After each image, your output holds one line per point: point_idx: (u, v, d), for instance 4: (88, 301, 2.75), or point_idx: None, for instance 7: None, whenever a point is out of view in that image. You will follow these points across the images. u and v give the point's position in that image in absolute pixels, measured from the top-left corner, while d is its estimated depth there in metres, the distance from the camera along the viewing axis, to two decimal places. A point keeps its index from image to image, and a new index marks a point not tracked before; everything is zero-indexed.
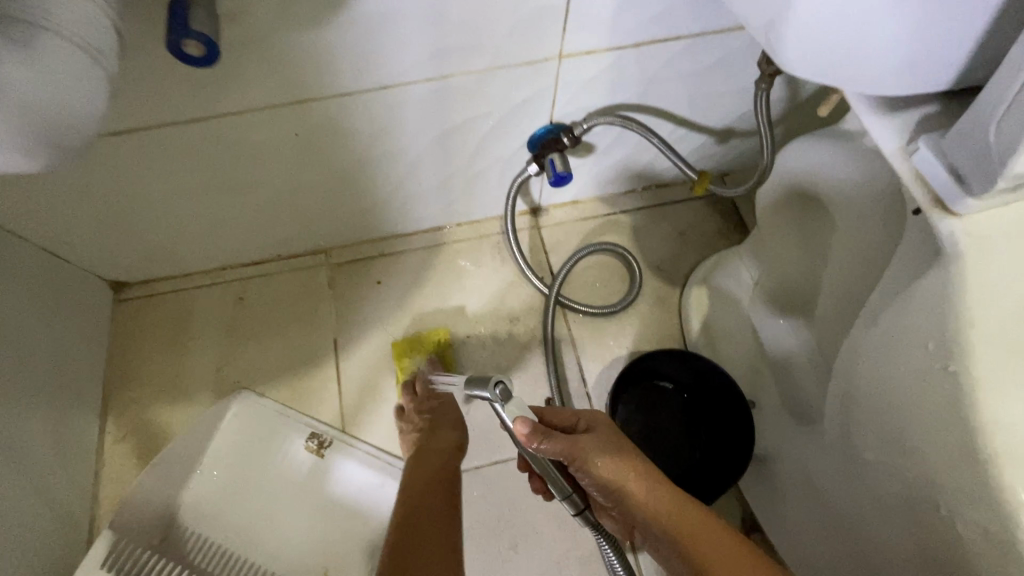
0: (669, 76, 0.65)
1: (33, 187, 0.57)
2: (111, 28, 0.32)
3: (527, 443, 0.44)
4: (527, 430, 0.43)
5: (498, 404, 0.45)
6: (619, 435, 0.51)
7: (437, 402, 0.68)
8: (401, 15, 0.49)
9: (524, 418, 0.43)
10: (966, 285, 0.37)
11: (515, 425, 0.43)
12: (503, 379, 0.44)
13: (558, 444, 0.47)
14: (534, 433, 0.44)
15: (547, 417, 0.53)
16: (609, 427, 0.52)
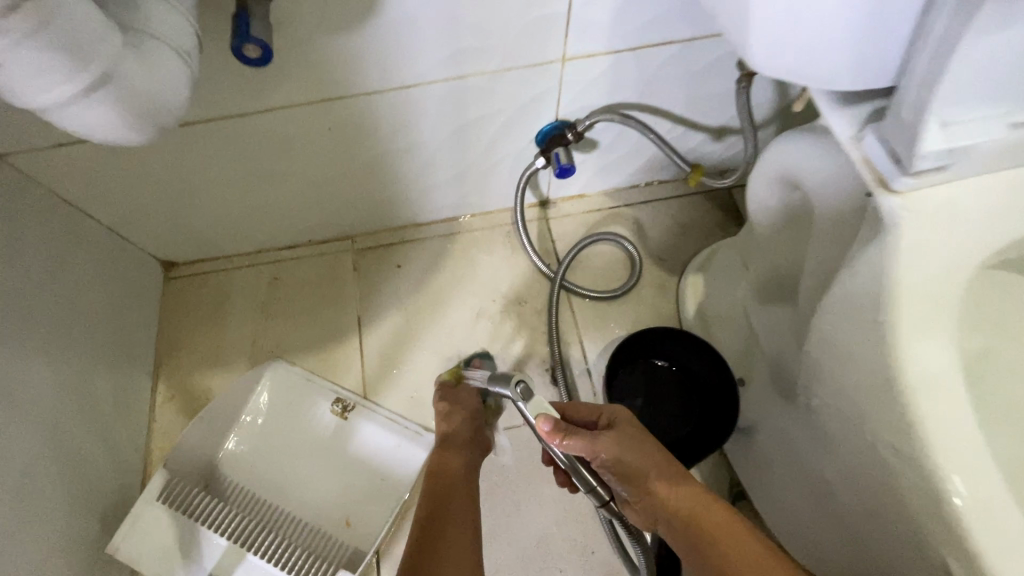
0: (664, 78, 0.71)
1: (107, 170, 0.66)
2: (192, 31, 0.38)
3: (549, 439, 0.47)
4: (549, 425, 0.46)
5: (520, 402, 0.49)
6: (641, 432, 0.53)
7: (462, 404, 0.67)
8: (423, 23, 0.57)
9: (546, 414, 0.47)
10: (901, 253, 0.40)
11: (537, 421, 0.47)
12: (523, 378, 0.49)
13: (578, 441, 0.49)
14: (555, 430, 0.47)
15: (569, 413, 0.57)
16: (630, 423, 0.54)
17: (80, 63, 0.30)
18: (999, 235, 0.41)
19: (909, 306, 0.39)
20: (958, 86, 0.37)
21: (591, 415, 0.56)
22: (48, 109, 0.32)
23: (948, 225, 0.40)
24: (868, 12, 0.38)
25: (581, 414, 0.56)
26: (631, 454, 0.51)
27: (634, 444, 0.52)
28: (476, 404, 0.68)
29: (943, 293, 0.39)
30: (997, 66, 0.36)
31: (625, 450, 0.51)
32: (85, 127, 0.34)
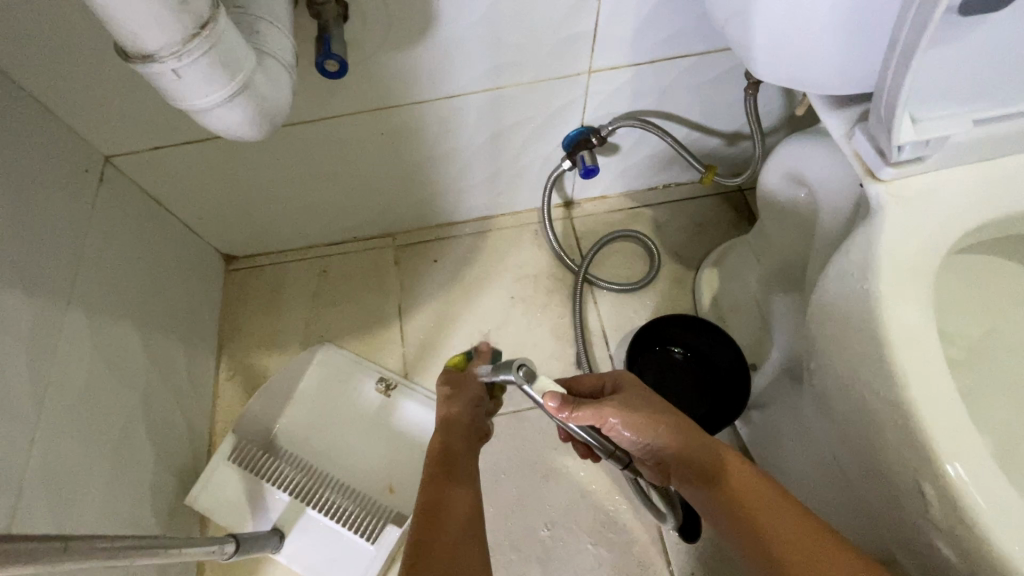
0: (680, 88, 0.78)
1: (190, 172, 0.76)
2: (290, 46, 0.47)
3: (557, 414, 0.50)
4: (555, 402, 0.50)
5: (525, 385, 0.52)
6: (644, 391, 0.56)
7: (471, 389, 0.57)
8: (468, 41, 0.65)
9: (551, 392, 0.50)
10: (886, 231, 0.47)
11: (545, 399, 0.50)
12: (522, 360, 0.52)
13: (588, 411, 0.52)
14: (561, 405, 0.50)
15: (574, 385, 0.60)
16: (634, 384, 0.57)
17: (229, 73, 0.39)
18: (975, 218, 0.47)
19: (895, 277, 0.45)
20: (929, 87, 0.44)
21: (595, 382, 0.60)
22: (199, 109, 0.41)
23: (928, 208, 0.47)
24: (851, 31, 0.45)
25: (585, 383, 0.60)
26: (644, 416, 0.53)
27: (643, 406, 0.54)
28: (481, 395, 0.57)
29: (926, 263, 0.45)
30: (962, 70, 0.43)
31: (634, 412, 0.53)
32: (224, 122, 0.43)
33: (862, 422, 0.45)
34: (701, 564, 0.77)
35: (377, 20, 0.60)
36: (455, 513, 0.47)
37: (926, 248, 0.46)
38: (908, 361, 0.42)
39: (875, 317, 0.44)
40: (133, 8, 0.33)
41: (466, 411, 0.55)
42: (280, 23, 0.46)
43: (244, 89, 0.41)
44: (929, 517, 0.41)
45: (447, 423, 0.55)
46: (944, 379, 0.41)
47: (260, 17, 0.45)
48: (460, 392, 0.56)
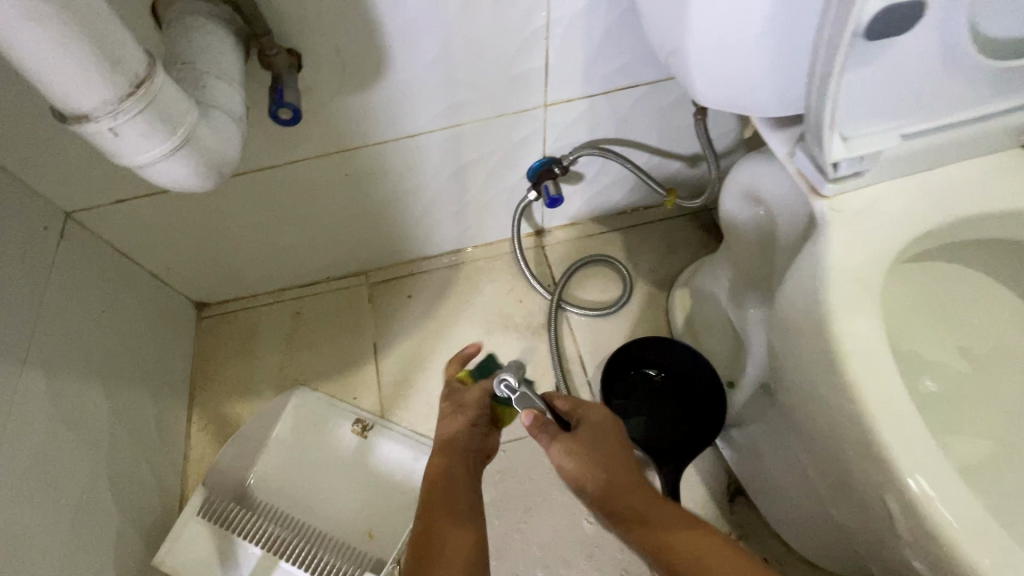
0: (637, 116, 0.81)
1: (152, 223, 0.75)
2: (240, 101, 0.49)
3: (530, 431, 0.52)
4: (529, 419, 0.51)
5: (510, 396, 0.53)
6: (608, 430, 0.53)
7: (477, 411, 0.56)
8: (422, 84, 0.67)
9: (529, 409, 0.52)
10: (829, 246, 0.48)
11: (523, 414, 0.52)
12: (505, 375, 0.53)
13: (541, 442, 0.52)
14: (535, 422, 0.52)
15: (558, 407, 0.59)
16: (602, 422, 0.54)
17: (171, 129, 0.40)
18: (913, 229, 0.48)
19: (843, 289, 0.46)
20: (857, 104, 0.46)
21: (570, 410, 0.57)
22: (144, 163, 0.41)
23: (867, 222, 0.48)
24: (776, 60, 0.47)
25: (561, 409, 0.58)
26: (586, 463, 0.50)
27: (592, 449, 0.51)
28: (477, 413, 0.56)
29: (872, 276, 0.46)
30: (888, 88, 0.45)
31: (578, 455, 0.50)
32: (169, 175, 0.43)
33: (828, 435, 0.45)
34: None
35: (331, 66, 0.61)
36: (456, 518, 0.46)
37: (870, 260, 0.47)
38: (862, 371, 0.43)
39: (828, 331, 0.45)
40: (66, 72, 0.34)
41: (467, 426, 0.55)
42: (228, 77, 0.48)
43: (188, 143, 0.42)
44: (899, 532, 0.40)
45: (445, 442, 0.54)
46: (896, 387, 0.42)
47: (207, 73, 0.46)
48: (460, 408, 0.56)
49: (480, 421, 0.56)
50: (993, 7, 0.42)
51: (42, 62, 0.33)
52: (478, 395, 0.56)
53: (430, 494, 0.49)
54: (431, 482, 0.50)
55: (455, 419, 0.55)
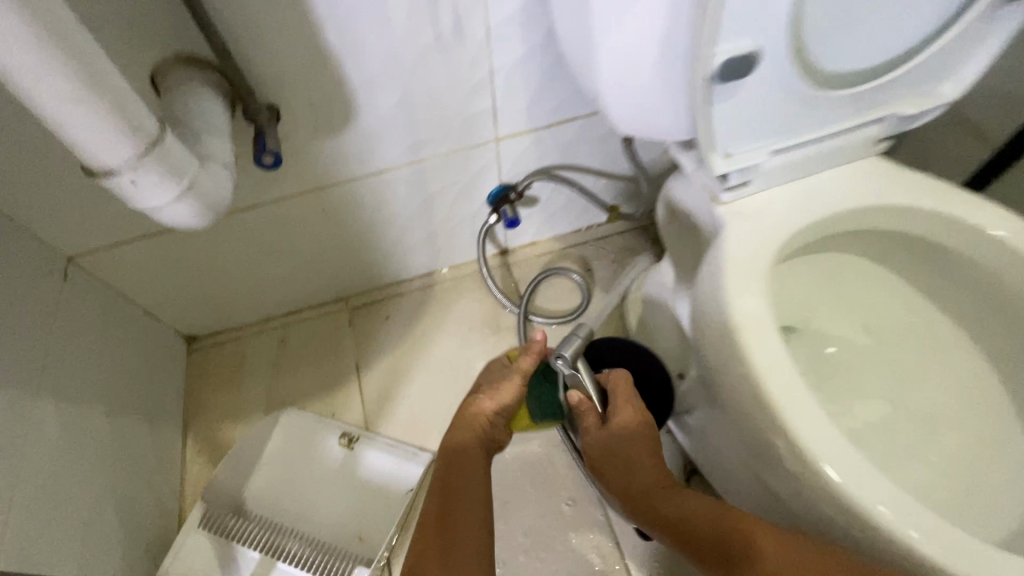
0: (580, 144, 0.91)
1: (146, 263, 0.83)
2: (230, 151, 0.58)
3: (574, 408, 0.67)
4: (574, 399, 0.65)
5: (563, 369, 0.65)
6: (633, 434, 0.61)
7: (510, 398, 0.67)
8: (385, 128, 0.77)
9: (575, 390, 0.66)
10: (726, 244, 0.58)
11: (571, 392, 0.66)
12: (561, 354, 0.64)
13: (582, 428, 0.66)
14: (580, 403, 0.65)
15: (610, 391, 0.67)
16: (627, 428, 0.62)
17: (177, 177, 0.49)
18: (793, 227, 0.59)
19: (738, 278, 0.56)
20: (737, 131, 0.54)
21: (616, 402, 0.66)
22: (154, 206, 0.50)
23: (756, 223, 0.59)
24: (674, 96, 0.56)
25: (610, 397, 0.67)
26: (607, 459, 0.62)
27: (614, 450, 0.62)
28: (504, 403, 0.67)
29: (760, 266, 0.56)
30: (761, 117, 0.53)
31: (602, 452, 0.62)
32: (174, 215, 0.52)
33: (735, 397, 0.54)
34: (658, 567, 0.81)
35: (305, 116, 0.71)
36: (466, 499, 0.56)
37: (758, 253, 0.57)
38: (754, 342, 0.52)
39: (728, 313, 0.55)
40: (97, 136, 0.43)
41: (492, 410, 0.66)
42: (221, 131, 0.57)
43: (190, 188, 0.51)
44: (789, 467, 0.50)
45: (470, 420, 0.66)
46: (779, 353, 0.52)
47: (203, 129, 0.55)
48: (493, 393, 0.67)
49: (502, 409, 0.67)
50: (835, 45, 0.50)
51: (79, 130, 0.42)
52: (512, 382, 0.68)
53: (447, 472, 0.59)
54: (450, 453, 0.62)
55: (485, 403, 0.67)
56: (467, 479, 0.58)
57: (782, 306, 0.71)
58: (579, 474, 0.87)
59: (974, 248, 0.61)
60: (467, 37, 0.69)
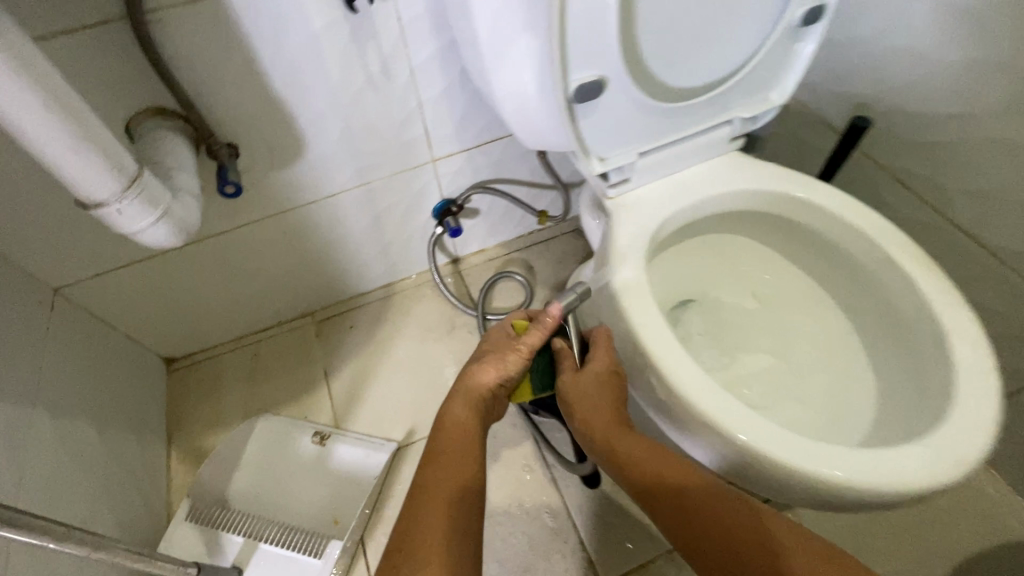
0: (508, 160, 1.05)
1: (126, 291, 0.93)
2: (196, 183, 0.69)
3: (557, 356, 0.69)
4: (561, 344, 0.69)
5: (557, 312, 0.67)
6: (604, 384, 0.64)
7: (513, 368, 0.64)
8: (333, 156, 0.89)
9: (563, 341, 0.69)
10: (613, 230, 0.72)
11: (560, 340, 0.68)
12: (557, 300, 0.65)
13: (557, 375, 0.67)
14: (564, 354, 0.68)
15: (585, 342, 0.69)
16: (601, 377, 0.65)
17: (154, 207, 0.60)
18: (667, 212, 0.73)
19: (620, 257, 0.69)
20: (606, 140, 0.67)
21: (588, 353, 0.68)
22: (136, 231, 0.61)
23: (637, 211, 0.73)
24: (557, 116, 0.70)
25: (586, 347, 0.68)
26: (578, 406, 0.65)
27: (586, 397, 0.64)
28: (507, 374, 0.64)
29: (639, 245, 0.70)
30: (624, 126, 0.66)
31: (575, 400, 0.65)
32: (153, 238, 0.63)
33: (625, 352, 0.67)
34: (602, 522, 0.91)
35: (261, 151, 0.83)
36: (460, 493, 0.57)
37: (639, 235, 0.71)
38: (634, 305, 0.65)
39: (614, 284, 0.67)
40: (90, 179, 0.54)
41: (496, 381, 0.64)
42: (187, 168, 0.69)
43: (165, 215, 0.62)
44: (666, 400, 0.62)
45: (471, 392, 0.64)
46: (653, 312, 0.65)
47: (172, 167, 0.67)
48: (495, 363, 0.64)
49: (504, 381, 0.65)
50: (672, 68, 0.64)
51: (75, 174, 0.53)
52: (518, 352, 0.64)
53: (447, 456, 0.59)
54: (455, 426, 0.62)
55: (488, 375, 0.64)
56: (462, 468, 0.59)
57: (677, 282, 0.85)
58: (527, 447, 0.98)
59: (813, 218, 0.75)
60: (394, 76, 0.82)
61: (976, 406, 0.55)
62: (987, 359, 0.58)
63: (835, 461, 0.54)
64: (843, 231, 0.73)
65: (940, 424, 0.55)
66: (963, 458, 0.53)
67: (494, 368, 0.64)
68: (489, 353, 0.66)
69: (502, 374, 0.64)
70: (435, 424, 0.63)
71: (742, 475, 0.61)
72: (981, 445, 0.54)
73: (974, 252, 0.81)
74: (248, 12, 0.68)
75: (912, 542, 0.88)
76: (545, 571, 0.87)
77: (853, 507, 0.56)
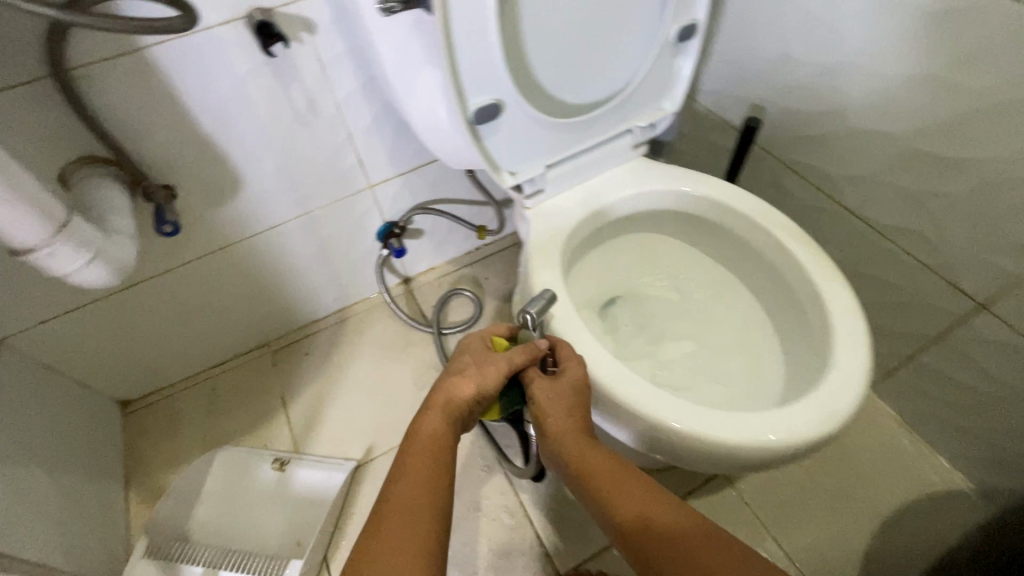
0: (443, 181, 1.11)
1: (74, 336, 0.94)
2: (132, 224, 0.74)
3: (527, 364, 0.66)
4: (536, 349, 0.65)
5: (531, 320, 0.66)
6: (576, 389, 0.63)
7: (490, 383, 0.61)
8: (271, 189, 0.94)
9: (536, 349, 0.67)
10: (531, 236, 0.78)
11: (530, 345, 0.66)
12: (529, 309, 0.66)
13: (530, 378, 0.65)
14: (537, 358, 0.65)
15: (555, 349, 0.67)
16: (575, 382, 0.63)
17: (85, 249, 0.64)
18: (580, 216, 0.79)
19: (538, 261, 0.75)
20: (514, 155, 0.74)
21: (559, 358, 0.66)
22: (68, 273, 0.64)
23: (553, 218, 0.79)
24: None
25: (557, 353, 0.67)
26: (548, 409, 0.62)
27: (556, 400, 0.62)
28: (483, 389, 0.61)
29: (555, 248, 0.76)
30: (529, 141, 0.73)
31: (546, 402, 0.63)
32: (87, 278, 0.66)
33: None
34: (557, 517, 0.95)
35: (199, 190, 0.87)
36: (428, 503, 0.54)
37: (556, 239, 0.77)
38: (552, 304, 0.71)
39: (534, 286, 0.73)
40: (18, 227, 0.57)
41: (472, 395, 0.61)
42: (123, 211, 0.74)
43: (97, 256, 0.66)
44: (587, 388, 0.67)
45: (446, 405, 0.60)
46: (569, 308, 0.70)
47: (107, 211, 0.72)
48: (473, 377, 0.61)
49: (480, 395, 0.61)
50: (564, 87, 0.71)
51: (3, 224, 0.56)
52: (498, 368, 0.62)
53: (416, 470, 0.56)
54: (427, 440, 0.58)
55: (464, 390, 0.61)
56: (431, 480, 0.55)
57: (603, 282, 0.91)
58: (482, 452, 1.02)
59: (715, 212, 0.82)
60: (322, 111, 0.88)
61: (850, 367, 0.63)
62: (857, 323, 0.66)
63: (735, 427, 0.60)
64: (739, 222, 0.80)
65: (820, 384, 0.63)
66: (839, 410, 0.61)
67: (471, 382, 0.61)
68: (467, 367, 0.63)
69: (479, 387, 0.61)
70: (405, 438, 0.59)
71: (660, 451, 0.66)
72: (853, 398, 0.62)
73: (863, 230, 0.90)
74: (171, 64, 0.73)
75: (843, 504, 0.95)
76: (505, 570, 0.91)
77: (753, 465, 0.62)
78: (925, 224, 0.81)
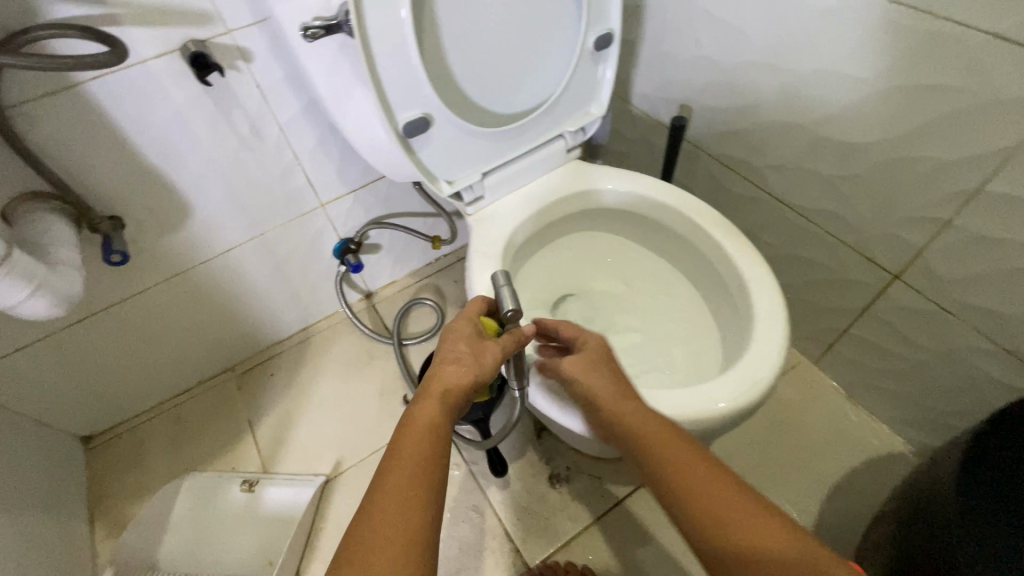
0: (396, 195, 1.14)
1: (29, 374, 0.94)
2: (77, 256, 0.75)
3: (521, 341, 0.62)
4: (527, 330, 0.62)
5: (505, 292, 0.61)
6: (607, 359, 0.61)
7: (483, 370, 0.57)
8: (222, 213, 0.96)
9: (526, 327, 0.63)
10: (473, 241, 0.81)
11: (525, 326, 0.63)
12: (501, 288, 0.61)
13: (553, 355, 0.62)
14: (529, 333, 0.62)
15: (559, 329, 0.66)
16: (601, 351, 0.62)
17: (28, 281, 0.65)
18: (519, 218, 0.83)
19: (480, 263, 0.78)
20: (449, 165, 0.78)
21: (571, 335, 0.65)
22: (12, 305, 0.65)
23: (493, 222, 0.83)
24: None
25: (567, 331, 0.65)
26: (589, 380, 0.60)
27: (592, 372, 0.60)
28: (480, 375, 0.57)
29: (497, 250, 0.80)
30: (462, 151, 0.77)
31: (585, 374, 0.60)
32: (31, 309, 0.67)
33: None
34: (525, 513, 0.98)
35: (147, 219, 0.89)
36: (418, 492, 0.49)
37: (496, 241, 0.81)
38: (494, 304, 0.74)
39: (478, 288, 0.76)
40: None
41: (468, 382, 0.56)
42: (67, 243, 0.75)
43: (41, 286, 0.67)
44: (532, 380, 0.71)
45: (441, 394, 0.55)
46: None
47: (50, 243, 0.73)
48: (467, 364, 0.57)
49: (475, 382, 0.57)
50: (490, 98, 0.76)
51: None
52: (492, 355, 0.58)
53: (407, 459, 0.50)
54: (423, 430, 0.52)
55: (458, 378, 0.56)
56: (423, 468, 0.50)
57: (550, 281, 0.95)
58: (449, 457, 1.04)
59: (647, 207, 0.87)
60: (266, 135, 0.90)
61: (769, 340, 0.68)
62: (775, 300, 0.72)
63: (668, 403, 0.64)
64: (670, 214, 0.85)
65: (743, 358, 0.68)
66: (761, 380, 0.65)
67: (465, 369, 0.57)
68: (459, 353, 0.58)
69: (477, 373, 0.57)
70: (396, 431, 0.53)
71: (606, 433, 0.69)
72: (773, 368, 0.66)
73: (789, 215, 0.96)
74: (108, 98, 0.75)
75: (793, 475, 1.00)
76: (476, 569, 0.93)
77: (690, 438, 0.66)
78: (839, 205, 0.87)
